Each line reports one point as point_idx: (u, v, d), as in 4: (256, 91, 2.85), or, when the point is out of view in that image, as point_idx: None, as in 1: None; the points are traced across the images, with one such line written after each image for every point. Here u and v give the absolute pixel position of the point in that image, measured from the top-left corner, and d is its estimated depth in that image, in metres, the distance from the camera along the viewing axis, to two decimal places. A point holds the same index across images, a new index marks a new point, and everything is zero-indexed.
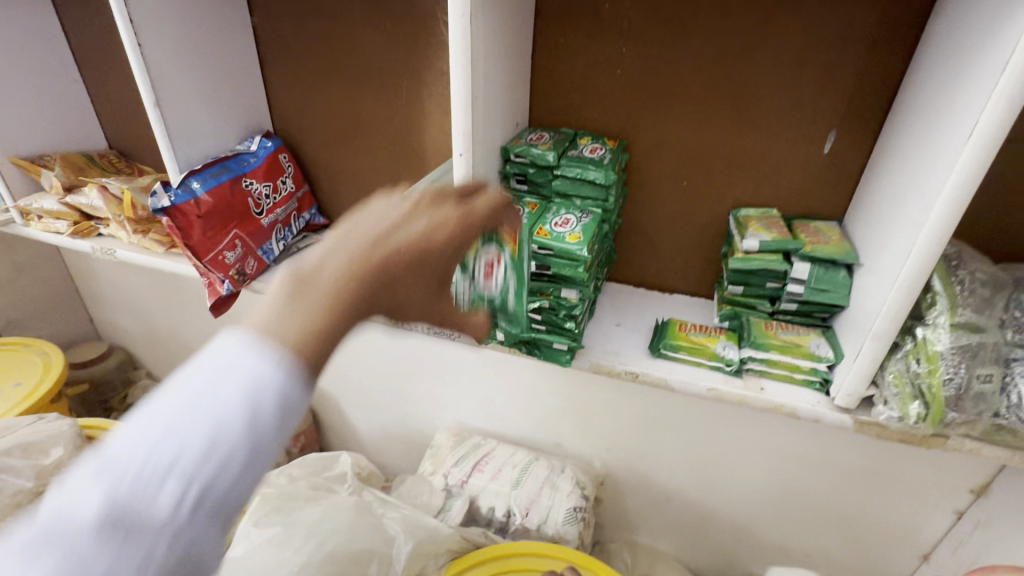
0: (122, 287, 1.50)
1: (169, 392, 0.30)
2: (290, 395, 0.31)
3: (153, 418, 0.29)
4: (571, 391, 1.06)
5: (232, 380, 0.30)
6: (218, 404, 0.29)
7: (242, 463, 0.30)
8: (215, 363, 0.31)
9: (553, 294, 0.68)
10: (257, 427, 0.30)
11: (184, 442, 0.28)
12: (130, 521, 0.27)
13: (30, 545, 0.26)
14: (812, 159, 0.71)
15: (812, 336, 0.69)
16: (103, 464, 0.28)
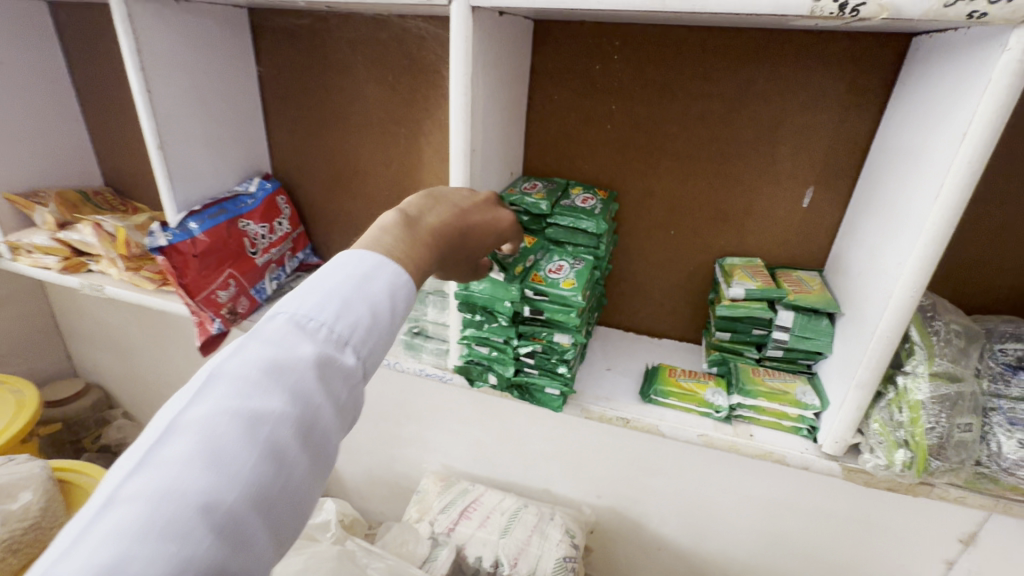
0: (105, 323, 1.47)
1: (326, 281, 0.40)
2: (408, 297, 0.43)
3: (318, 298, 0.39)
4: (560, 435, 1.05)
5: (374, 276, 0.41)
6: (367, 291, 0.40)
7: (379, 339, 0.41)
8: (357, 265, 0.42)
9: (545, 338, 0.69)
10: (392, 312, 0.42)
11: (346, 312, 0.39)
12: (318, 369, 0.36)
13: (238, 379, 0.34)
14: (792, 213, 0.75)
15: (799, 383, 0.70)
16: (288, 321, 0.37)
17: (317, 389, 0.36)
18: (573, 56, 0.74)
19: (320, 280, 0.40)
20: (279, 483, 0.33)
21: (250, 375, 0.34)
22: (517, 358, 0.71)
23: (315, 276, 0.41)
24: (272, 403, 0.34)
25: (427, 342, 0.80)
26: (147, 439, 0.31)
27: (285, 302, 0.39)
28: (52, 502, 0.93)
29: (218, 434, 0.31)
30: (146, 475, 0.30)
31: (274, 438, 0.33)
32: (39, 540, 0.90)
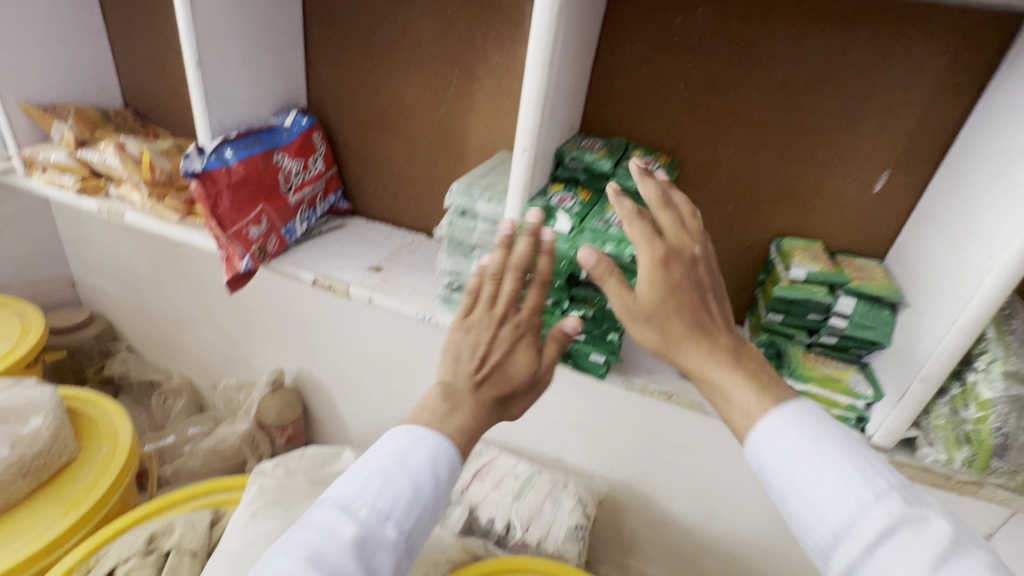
0: (115, 254, 1.43)
1: (371, 465, 0.50)
2: (442, 469, 0.51)
3: (362, 480, 0.49)
4: (579, 405, 1.04)
5: (408, 459, 0.50)
6: (402, 471, 0.50)
7: (416, 511, 0.49)
8: (397, 446, 0.51)
9: (598, 303, 0.66)
10: (428, 486, 0.50)
11: (385, 495, 0.48)
12: (357, 552, 0.44)
13: (288, 564, 0.43)
14: (862, 196, 0.72)
15: (851, 373, 0.68)
16: (338, 504, 0.47)
17: (356, 568, 0.43)
18: (650, 6, 0.69)
19: (365, 461, 0.51)
20: None
21: (303, 554, 0.43)
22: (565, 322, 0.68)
23: (362, 459, 0.51)
24: None
25: None
26: None
27: (337, 486, 0.49)
28: (62, 428, 0.91)
29: None
30: None
31: None
32: (48, 465, 0.88)
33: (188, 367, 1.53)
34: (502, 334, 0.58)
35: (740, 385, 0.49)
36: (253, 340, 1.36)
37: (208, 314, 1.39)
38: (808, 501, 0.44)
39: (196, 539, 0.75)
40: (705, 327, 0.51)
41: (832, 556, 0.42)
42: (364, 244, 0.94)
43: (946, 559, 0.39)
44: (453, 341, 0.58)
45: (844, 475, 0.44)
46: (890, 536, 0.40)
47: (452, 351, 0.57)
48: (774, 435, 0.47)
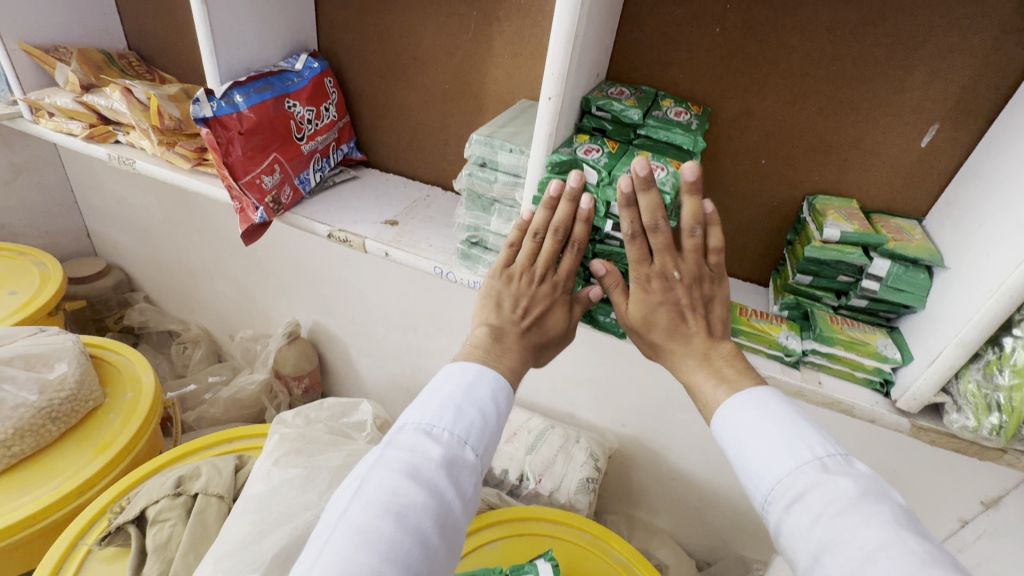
0: (127, 204, 1.42)
1: (443, 396, 0.53)
2: (503, 401, 0.56)
3: (438, 408, 0.52)
4: (594, 363, 1.04)
5: (475, 390, 0.54)
6: (472, 400, 0.53)
7: (489, 434, 0.53)
8: (461, 380, 0.55)
9: None
10: (493, 415, 0.54)
11: (462, 420, 0.52)
12: (445, 468, 0.48)
13: (387, 478, 0.46)
14: (905, 153, 0.68)
15: (880, 335, 0.66)
16: (421, 429, 0.50)
17: (448, 482, 0.47)
18: None
19: (436, 394, 0.54)
20: (427, 560, 0.43)
21: (402, 470, 0.46)
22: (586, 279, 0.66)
23: (433, 390, 0.54)
24: (415, 494, 0.45)
25: (486, 252, 0.75)
26: (328, 531, 0.43)
27: (414, 414, 0.52)
28: (87, 375, 0.93)
29: (377, 524, 0.42)
30: (330, 558, 0.40)
31: (418, 530, 0.43)
32: (77, 409, 0.91)
33: (205, 317, 1.55)
34: (542, 291, 0.66)
35: (703, 378, 0.59)
36: (268, 292, 1.36)
37: (223, 266, 1.39)
38: (746, 470, 0.51)
39: (223, 483, 0.78)
40: (685, 335, 0.62)
41: (771, 505, 0.48)
42: (379, 196, 0.92)
43: (860, 506, 0.43)
44: (497, 289, 0.66)
45: (781, 443, 0.49)
46: (805, 494, 0.45)
47: (496, 300, 0.65)
48: (731, 414, 0.54)
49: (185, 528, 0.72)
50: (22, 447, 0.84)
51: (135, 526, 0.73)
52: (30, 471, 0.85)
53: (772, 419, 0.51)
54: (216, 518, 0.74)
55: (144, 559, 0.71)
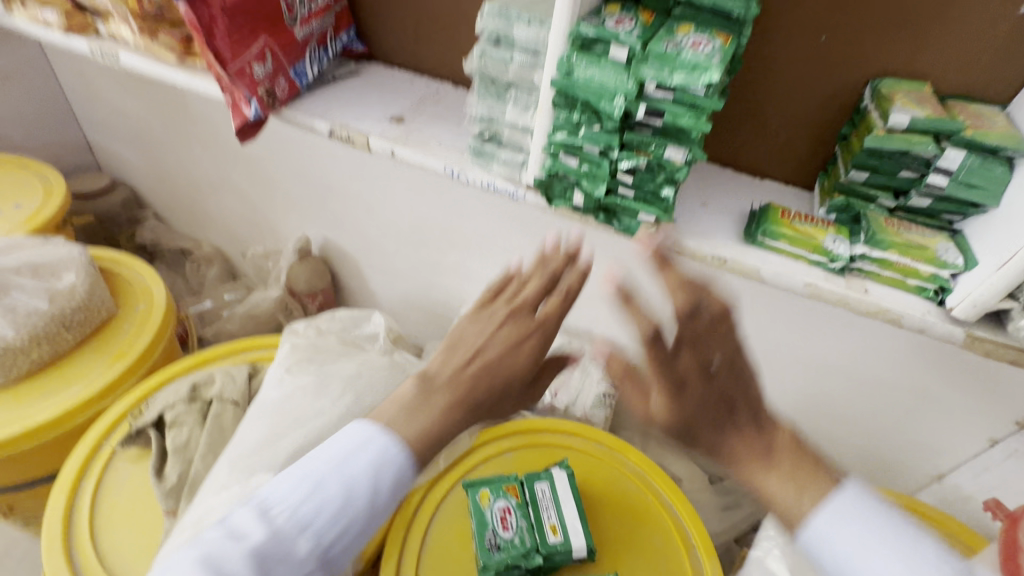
0: (124, 113, 1.36)
1: (313, 470, 0.46)
2: (386, 476, 0.46)
3: (301, 484, 0.45)
4: (613, 279, 0.99)
5: (355, 468, 0.46)
6: (340, 478, 0.45)
7: (345, 517, 0.45)
8: (343, 451, 0.46)
9: (654, 151, 0.56)
10: (366, 497, 0.45)
11: (319, 504, 0.44)
12: (254, 561, 0.42)
13: (192, 561, 0.42)
14: (998, 21, 0.57)
15: (942, 238, 0.59)
16: (267, 509, 0.44)
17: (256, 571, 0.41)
18: None
19: (307, 464, 0.46)
20: None
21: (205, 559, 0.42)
22: (612, 176, 0.59)
23: (309, 456, 0.47)
24: None
25: (501, 148, 0.68)
26: None
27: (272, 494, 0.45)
28: (97, 285, 0.92)
29: None
30: None
31: None
32: (89, 319, 0.90)
33: (215, 235, 1.53)
34: (503, 333, 0.54)
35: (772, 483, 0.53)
36: (275, 207, 1.31)
37: (228, 180, 1.34)
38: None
39: (236, 390, 0.78)
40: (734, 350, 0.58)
41: None
42: (382, 92, 0.84)
43: None
44: (459, 330, 0.55)
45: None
46: None
47: (451, 340, 0.54)
48: (825, 532, 0.50)
49: (203, 431, 0.72)
50: (39, 354, 0.85)
51: (154, 429, 0.74)
52: (51, 377, 0.86)
53: (877, 542, 0.49)
54: (232, 422, 0.74)
55: (165, 460, 0.72)
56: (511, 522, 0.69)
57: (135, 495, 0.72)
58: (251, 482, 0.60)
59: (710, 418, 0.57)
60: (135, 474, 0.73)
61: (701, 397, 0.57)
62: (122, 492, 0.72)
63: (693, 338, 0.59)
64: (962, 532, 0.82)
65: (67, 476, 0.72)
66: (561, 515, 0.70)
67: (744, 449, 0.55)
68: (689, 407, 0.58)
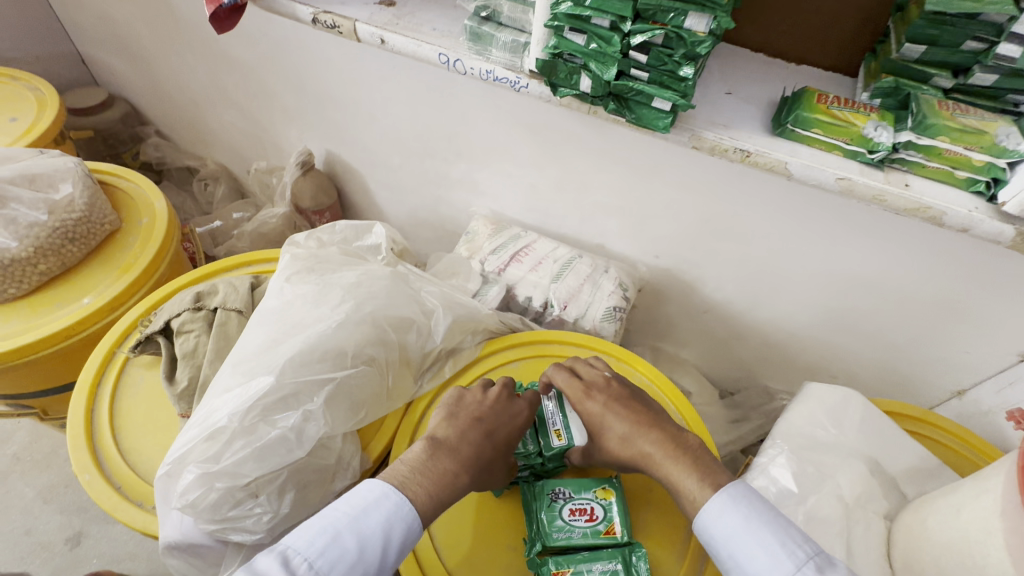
0: (110, 19, 1.28)
1: (332, 514, 0.51)
2: (397, 541, 0.51)
3: (324, 531, 0.49)
4: (627, 190, 0.92)
5: (380, 523, 0.50)
6: (357, 529, 0.50)
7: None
8: (363, 502, 0.51)
9: (673, 20, 0.49)
10: (377, 546, 0.50)
11: (335, 547, 0.48)
12: None
13: None
14: None
15: (1003, 122, 0.51)
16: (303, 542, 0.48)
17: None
18: None
19: (332, 515, 0.51)
20: None
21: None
22: (624, 55, 0.53)
23: (334, 507, 0.51)
24: None
25: (501, 30, 0.60)
26: None
27: (303, 528, 0.49)
28: (97, 198, 0.90)
29: None
30: None
31: None
32: (93, 232, 0.90)
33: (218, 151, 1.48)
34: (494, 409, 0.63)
35: (685, 474, 0.56)
36: (274, 117, 1.25)
37: (224, 91, 1.27)
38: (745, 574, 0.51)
39: (240, 300, 0.77)
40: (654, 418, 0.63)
41: None
42: None
43: None
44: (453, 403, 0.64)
45: (768, 557, 0.50)
46: None
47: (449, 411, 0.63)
48: (716, 521, 0.53)
49: (209, 339, 0.73)
50: (48, 267, 0.85)
51: (163, 336, 0.75)
52: (63, 289, 0.87)
53: (757, 525, 0.51)
54: (238, 330, 0.74)
55: (176, 366, 0.73)
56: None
57: (152, 399, 0.74)
58: (253, 384, 0.60)
59: (621, 440, 0.62)
60: (151, 380, 0.76)
61: (619, 411, 0.64)
62: (139, 396, 0.74)
63: (608, 402, 0.65)
64: (977, 445, 0.80)
65: (86, 380, 0.74)
66: (564, 420, 0.67)
67: (654, 446, 0.60)
68: (610, 420, 0.63)
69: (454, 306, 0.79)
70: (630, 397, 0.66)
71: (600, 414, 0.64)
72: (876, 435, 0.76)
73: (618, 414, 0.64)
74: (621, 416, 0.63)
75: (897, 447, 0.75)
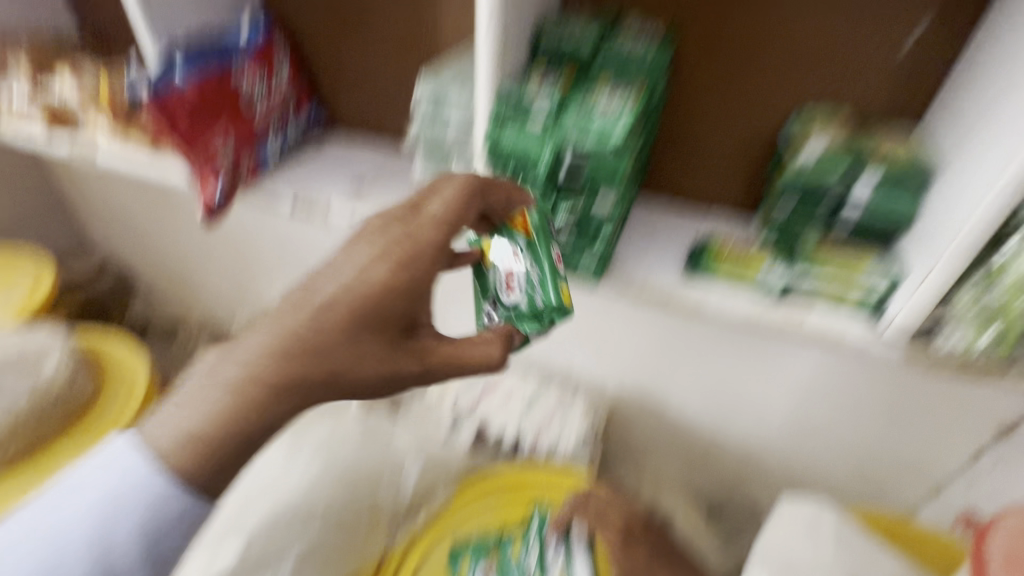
0: (111, 199, 1.41)
1: (58, 495, 0.47)
2: (122, 547, 0.45)
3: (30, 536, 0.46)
4: (586, 320, 0.99)
5: (111, 492, 0.45)
6: (54, 547, 0.45)
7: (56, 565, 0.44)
8: (101, 464, 0.47)
9: (583, 200, 0.58)
10: (113, 529, 0.45)
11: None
12: None
13: None
14: (893, 51, 0.59)
15: (869, 260, 0.61)
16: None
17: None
18: None
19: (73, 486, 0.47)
20: None
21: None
22: (546, 227, 0.61)
23: (60, 488, 0.48)
24: None
25: None
26: None
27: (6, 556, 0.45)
28: (79, 373, 0.95)
29: None
30: None
31: None
32: (72, 403, 0.93)
33: (204, 306, 1.56)
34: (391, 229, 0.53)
35: None
36: (257, 275, 1.35)
37: (213, 252, 1.38)
38: None
39: None
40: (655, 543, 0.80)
41: None
42: (340, 162, 0.85)
43: None
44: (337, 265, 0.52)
45: None
46: None
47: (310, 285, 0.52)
48: None
49: None
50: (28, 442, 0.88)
51: None
52: (38, 464, 0.89)
53: None
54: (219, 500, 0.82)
55: None
56: (518, 283, 0.59)
57: None
58: (219, 555, 0.73)
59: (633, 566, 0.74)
60: None
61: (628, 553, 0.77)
62: None
63: (625, 546, 0.78)
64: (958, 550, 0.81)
65: None
66: (569, 562, 0.78)
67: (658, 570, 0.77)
68: (625, 559, 0.77)
69: (426, 450, 0.89)
70: (644, 540, 0.79)
71: (616, 550, 0.77)
72: (855, 549, 0.76)
73: (632, 557, 0.77)
74: (634, 554, 0.77)
75: (878, 561, 0.74)
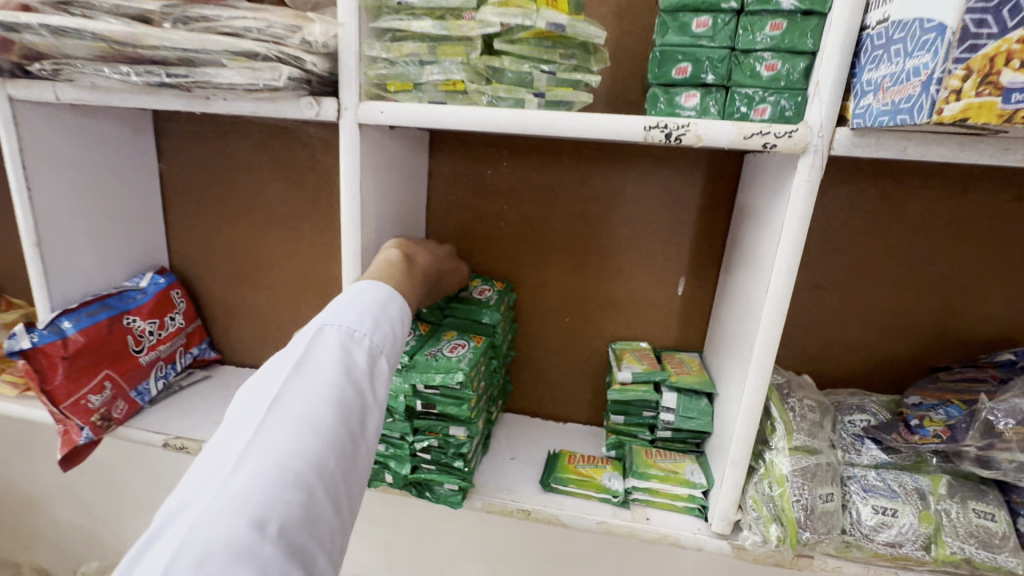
0: None
1: (320, 330, 0.49)
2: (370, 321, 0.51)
3: (265, 441, 0.40)
4: (476, 539, 0.97)
5: (353, 339, 0.49)
6: (312, 398, 0.43)
7: (372, 406, 0.48)
8: (336, 314, 0.51)
9: (441, 431, 0.67)
10: (389, 308, 0.54)
11: (326, 430, 0.42)
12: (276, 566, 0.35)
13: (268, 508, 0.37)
14: (668, 299, 0.82)
15: (688, 464, 0.72)
16: (267, 472, 0.38)
17: (303, 522, 0.38)
18: (463, 161, 0.81)
19: (272, 374, 0.46)
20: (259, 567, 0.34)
21: (240, 550, 0.34)
22: (413, 454, 0.69)
23: (294, 344, 0.48)
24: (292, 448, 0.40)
25: None
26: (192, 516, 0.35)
27: (238, 462, 0.38)
28: None
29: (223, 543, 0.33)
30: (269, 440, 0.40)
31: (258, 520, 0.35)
32: None
33: (40, 555, 1.31)
34: (448, 266, 0.71)
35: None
36: (118, 512, 1.20)
37: (64, 491, 1.22)
38: None
39: None
40: None
41: None
42: (229, 395, 0.92)
43: None
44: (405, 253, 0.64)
45: None
46: None
47: (392, 264, 0.61)
48: None
49: None
50: None
51: None
52: None
53: None
54: None
55: None
56: (487, 294, 0.78)
57: None
58: None
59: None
60: None
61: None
62: None
63: None
64: None
65: None
66: None
67: None
68: None
69: None
70: None
71: None
72: None
73: None
74: None
75: None
